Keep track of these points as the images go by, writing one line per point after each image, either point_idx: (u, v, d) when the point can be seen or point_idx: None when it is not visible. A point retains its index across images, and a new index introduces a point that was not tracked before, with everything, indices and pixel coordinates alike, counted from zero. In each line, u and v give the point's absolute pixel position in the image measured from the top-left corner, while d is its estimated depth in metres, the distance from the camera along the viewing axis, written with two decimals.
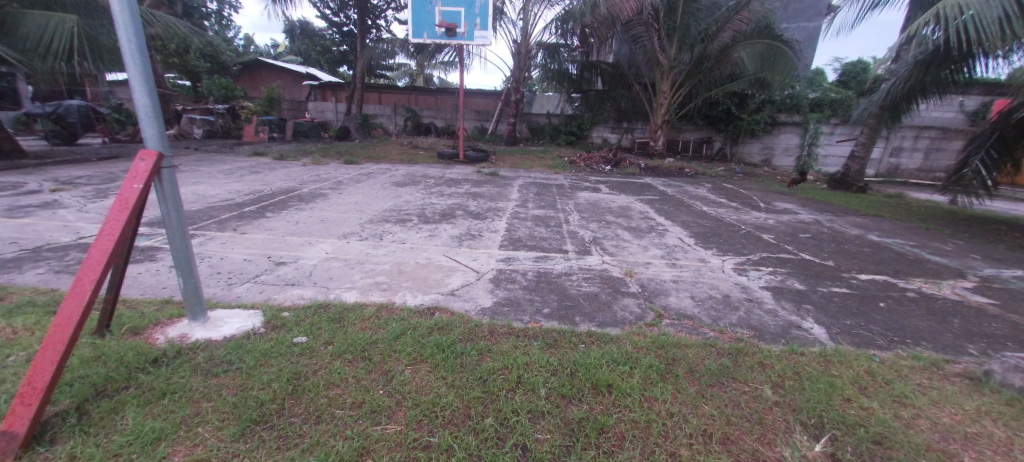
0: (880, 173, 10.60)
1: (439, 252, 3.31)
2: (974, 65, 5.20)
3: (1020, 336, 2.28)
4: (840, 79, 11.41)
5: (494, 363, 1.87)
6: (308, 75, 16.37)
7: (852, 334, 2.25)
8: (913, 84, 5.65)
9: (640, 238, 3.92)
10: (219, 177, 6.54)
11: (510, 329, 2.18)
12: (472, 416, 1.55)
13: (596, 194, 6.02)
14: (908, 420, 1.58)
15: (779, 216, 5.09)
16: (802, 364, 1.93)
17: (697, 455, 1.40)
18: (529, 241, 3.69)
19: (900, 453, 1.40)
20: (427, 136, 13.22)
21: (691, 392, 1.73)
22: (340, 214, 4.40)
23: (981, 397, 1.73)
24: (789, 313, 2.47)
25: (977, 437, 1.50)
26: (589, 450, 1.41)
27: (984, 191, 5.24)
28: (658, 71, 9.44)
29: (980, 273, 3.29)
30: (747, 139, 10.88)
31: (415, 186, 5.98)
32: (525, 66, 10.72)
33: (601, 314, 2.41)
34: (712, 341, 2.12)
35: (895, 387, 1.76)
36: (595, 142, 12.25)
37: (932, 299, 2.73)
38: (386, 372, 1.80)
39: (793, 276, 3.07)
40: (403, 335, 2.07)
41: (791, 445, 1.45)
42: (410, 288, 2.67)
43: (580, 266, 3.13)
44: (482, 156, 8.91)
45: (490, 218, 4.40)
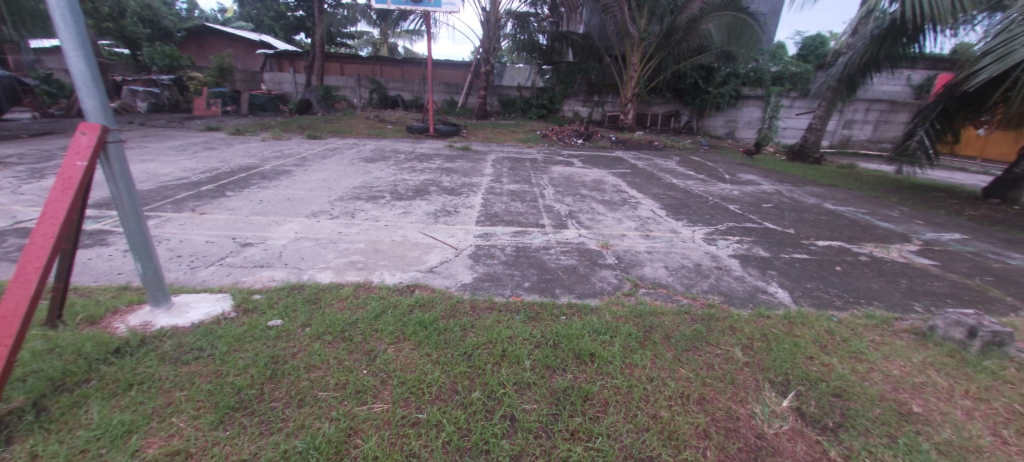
0: (835, 145, 11.16)
1: (415, 229, 3.23)
2: (924, 41, 5.44)
3: (957, 293, 2.52)
4: (800, 54, 11.79)
5: (477, 338, 1.88)
6: (261, 43, 15.19)
7: (812, 296, 2.41)
8: (869, 58, 5.85)
9: (614, 211, 3.97)
10: (171, 153, 6.06)
11: (491, 303, 2.18)
12: (460, 391, 1.56)
13: (569, 168, 6.02)
14: (864, 374, 1.73)
15: (743, 187, 5.29)
16: (768, 326, 2.06)
17: (676, 415, 1.50)
18: (505, 216, 3.65)
19: (855, 404, 1.56)
20: (394, 109, 12.73)
21: (669, 357, 1.82)
22: (307, 191, 4.20)
23: (927, 350, 1.91)
24: (756, 279, 2.61)
25: (923, 386, 1.67)
26: (576, 416, 1.47)
27: (927, 161, 5.50)
28: (628, 43, 9.36)
29: (923, 237, 3.57)
30: (714, 113, 11.15)
31: (385, 162, 5.76)
32: (495, 36, 10.38)
33: (580, 286, 2.45)
34: (686, 308, 2.22)
35: (852, 344, 1.92)
36: (566, 116, 12.16)
37: (882, 261, 2.96)
38: (368, 351, 1.77)
39: (758, 244, 3.22)
40: (383, 314, 2.03)
41: (761, 402, 1.57)
42: (387, 266, 2.59)
43: (558, 240, 3.15)
44: (453, 130, 8.65)
45: (465, 194, 4.31)
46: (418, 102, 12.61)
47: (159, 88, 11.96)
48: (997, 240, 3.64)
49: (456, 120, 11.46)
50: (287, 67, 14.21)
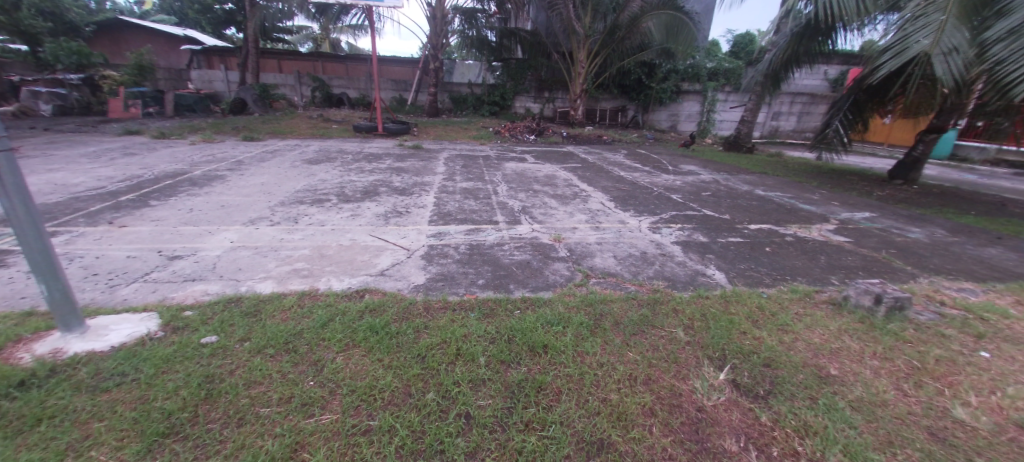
0: (765, 135, 12.10)
1: (364, 232, 3.12)
2: (836, 38, 6.02)
3: (865, 265, 2.84)
4: (732, 51, 12.65)
5: (431, 339, 1.85)
6: (186, 38, 13.96)
7: (745, 276, 2.61)
8: (790, 55, 6.31)
9: (566, 205, 4.05)
10: (82, 161, 5.43)
11: (445, 303, 2.16)
12: (413, 394, 1.53)
13: (522, 164, 6.07)
14: (789, 343, 1.90)
15: (684, 177, 5.61)
16: (707, 306, 2.21)
17: (624, 397, 1.57)
18: (458, 215, 3.62)
19: (783, 371, 1.71)
20: (340, 108, 12.19)
21: (618, 342, 1.90)
22: (244, 197, 3.92)
23: (842, 318, 2.13)
24: (696, 263, 2.78)
25: (839, 351, 1.86)
26: (530, 408, 1.50)
27: (841, 147, 6.03)
28: (574, 40, 9.56)
29: (839, 217, 3.97)
30: (657, 108, 11.70)
31: (331, 163, 5.50)
32: (442, 32, 10.19)
33: (533, 279, 2.49)
34: (633, 294, 2.32)
35: (780, 317, 2.10)
36: (519, 112, 12.24)
37: (804, 241, 3.26)
38: (315, 362, 1.69)
39: (698, 230, 3.43)
40: (331, 322, 1.95)
41: (701, 377, 1.69)
42: (334, 271, 2.48)
43: (512, 236, 3.17)
44: (403, 128, 8.44)
45: (417, 194, 4.22)
46: (364, 100, 12.19)
47: (65, 89, 10.66)
48: (898, 216, 4.13)
49: (406, 118, 11.17)
50: (218, 64, 13.16)
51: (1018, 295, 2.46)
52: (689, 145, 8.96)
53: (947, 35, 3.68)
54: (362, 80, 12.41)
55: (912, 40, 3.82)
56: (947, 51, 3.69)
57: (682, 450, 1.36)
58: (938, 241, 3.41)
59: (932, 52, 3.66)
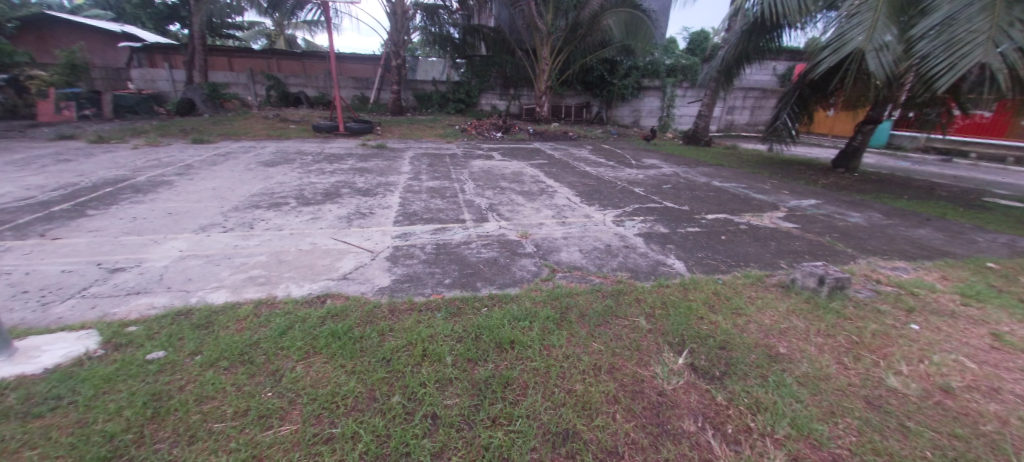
0: (722, 129, 12.64)
1: (325, 236, 3.02)
2: (783, 35, 6.34)
3: (811, 249, 3.03)
4: (689, 48, 13.12)
5: (396, 341, 1.81)
6: (125, 34, 12.98)
7: (703, 264, 2.72)
8: (741, 51, 6.60)
9: (533, 201, 4.08)
10: (5, 170, 4.95)
11: (411, 304, 2.12)
12: (378, 398, 1.50)
13: (489, 162, 6.05)
14: (743, 326, 2.01)
15: (647, 171, 5.77)
16: (667, 294, 2.29)
17: (589, 387, 1.61)
18: (424, 214, 3.58)
19: (737, 353, 1.81)
20: (298, 108, 11.72)
21: (583, 334, 1.94)
22: (194, 203, 3.70)
23: (790, 299, 2.27)
24: (657, 253, 2.87)
25: (788, 330, 1.98)
26: (497, 404, 1.50)
27: (790, 138, 6.42)
28: (538, 37, 9.60)
29: (788, 205, 4.20)
30: (620, 104, 11.98)
31: (289, 165, 5.28)
32: (403, 28, 9.99)
33: (500, 276, 2.49)
34: (598, 286, 2.37)
35: (734, 302, 2.21)
36: (485, 110, 12.19)
37: (757, 228, 3.43)
38: (274, 372, 1.62)
39: (659, 222, 3.54)
40: (290, 330, 1.87)
41: (662, 363, 1.76)
42: (294, 277, 2.39)
43: (479, 234, 3.16)
44: (365, 128, 8.23)
45: (381, 194, 4.13)
46: (324, 99, 11.81)
47: None
48: (842, 203, 4.43)
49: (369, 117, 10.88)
50: (161, 63, 12.32)
51: (942, 271, 2.70)
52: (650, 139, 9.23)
53: (878, 32, 3.98)
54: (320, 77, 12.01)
55: (848, 37, 4.09)
56: (878, 48, 3.97)
57: (644, 434, 1.41)
58: (875, 224, 3.69)
59: (866, 48, 3.94)
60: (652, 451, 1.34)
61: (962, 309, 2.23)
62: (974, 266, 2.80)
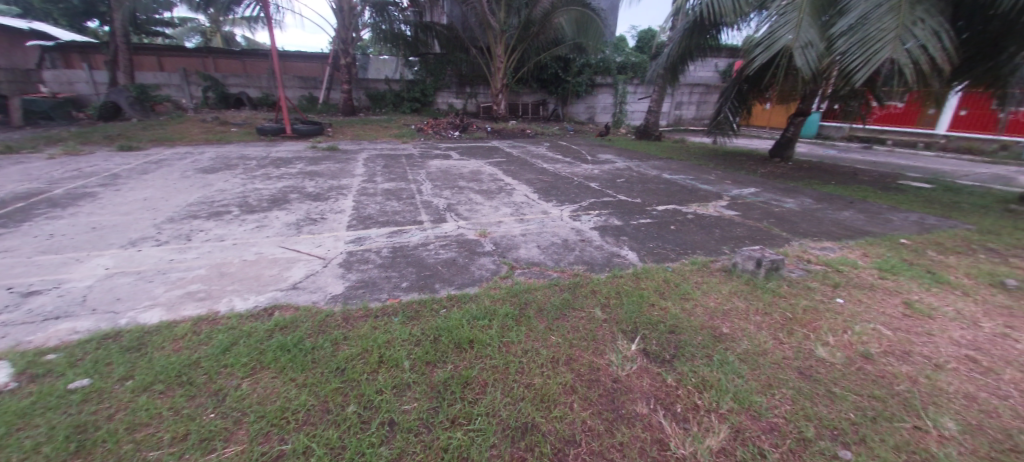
0: (671, 123, 13.22)
1: (272, 244, 2.88)
2: (721, 33, 6.70)
3: (750, 234, 3.25)
4: (638, 45, 13.63)
5: (351, 350, 1.76)
6: (33, 31, 11.65)
7: (654, 253, 2.85)
8: (685, 49, 6.92)
9: (491, 200, 4.09)
10: None
11: (366, 311, 2.07)
12: (331, 410, 1.45)
13: (447, 161, 5.98)
14: (690, 309, 2.13)
15: (602, 166, 5.93)
16: (621, 284, 2.38)
17: (547, 380, 1.64)
18: (380, 217, 3.49)
19: (685, 336, 1.91)
20: (240, 109, 11.05)
21: (541, 328, 1.97)
22: (122, 216, 3.40)
23: (732, 282, 2.42)
24: (612, 245, 2.97)
25: (731, 311, 2.12)
26: (456, 404, 1.49)
27: (732, 131, 6.84)
28: (491, 35, 9.59)
29: (730, 194, 4.48)
30: (575, 101, 12.26)
31: (231, 171, 4.97)
32: (351, 25, 9.86)
33: (459, 276, 2.48)
34: (556, 280, 2.42)
35: (682, 287, 2.33)
36: (442, 108, 12.04)
37: (702, 217, 3.63)
38: (216, 391, 1.52)
39: (613, 215, 3.67)
40: (234, 346, 1.76)
41: (616, 351, 1.83)
42: (237, 290, 2.26)
43: (437, 235, 3.12)
44: (315, 129, 7.89)
45: (333, 198, 3.98)
46: (267, 100, 11.27)
47: None
48: (779, 190, 4.77)
49: (319, 118, 10.43)
50: (79, 63, 11.17)
51: (863, 249, 2.98)
52: (604, 135, 9.51)
53: (803, 32, 4.31)
54: (263, 77, 11.45)
55: (777, 36, 4.41)
56: (804, 45, 4.29)
57: (600, 420, 1.46)
58: (807, 209, 4.00)
59: (793, 47, 4.27)
60: (607, 436, 1.39)
61: (879, 282, 2.48)
62: (890, 243, 3.11)
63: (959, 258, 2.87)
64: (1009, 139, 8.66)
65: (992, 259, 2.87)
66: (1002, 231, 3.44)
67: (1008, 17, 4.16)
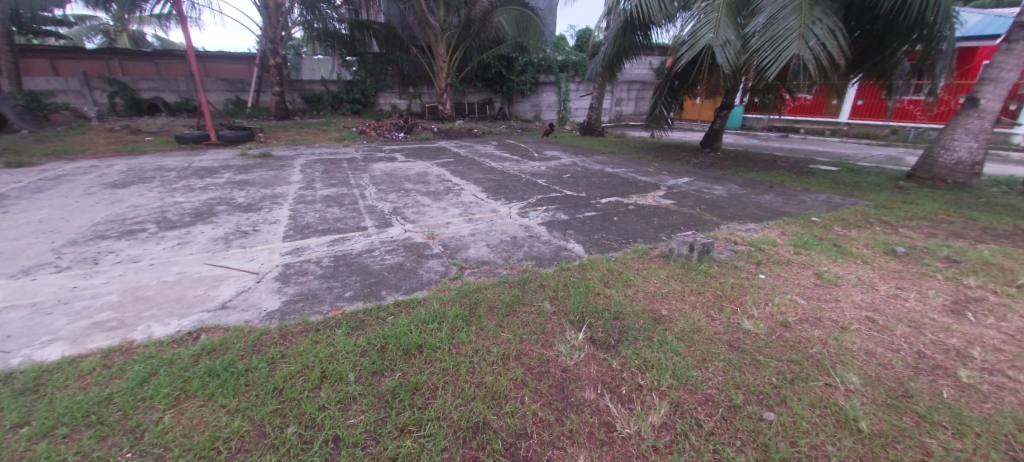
0: (613, 119, 13.76)
1: (197, 262, 2.64)
2: (651, 33, 7.06)
3: (685, 221, 3.46)
4: (578, 44, 14.05)
5: (290, 367, 1.66)
6: None
7: (599, 244, 2.95)
8: (620, 48, 7.22)
9: (439, 201, 4.03)
10: None
11: (306, 325, 1.96)
12: (270, 433, 1.35)
13: (391, 164, 5.81)
14: (632, 295, 2.23)
15: (548, 163, 6.04)
16: (568, 276, 2.45)
17: (498, 377, 1.65)
18: (320, 226, 3.33)
19: (628, 321, 2.00)
20: (156, 116, 10.04)
21: (491, 326, 1.98)
22: (9, 241, 2.95)
23: (670, 266, 2.57)
24: (559, 240, 3.04)
25: (669, 294, 2.25)
26: (404, 412, 1.45)
27: (667, 125, 7.24)
28: (431, 34, 9.45)
29: (667, 184, 4.74)
30: (521, 100, 12.42)
31: (145, 184, 4.49)
32: (279, 23, 9.34)
33: (407, 281, 2.43)
34: (505, 278, 2.44)
35: (624, 275, 2.44)
36: (384, 110, 11.70)
37: (642, 208, 3.82)
38: (133, 428, 1.36)
39: (560, 209, 3.76)
40: (154, 376, 1.59)
41: (564, 341, 1.88)
42: (156, 315, 2.05)
43: (382, 240, 3.03)
44: (243, 135, 7.35)
45: (266, 208, 3.73)
46: (188, 105, 10.36)
47: None
48: (710, 178, 5.12)
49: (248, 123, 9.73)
50: None
51: (781, 228, 3.29)
52: (550, 132, 9.71)
53: (721, 31, 4.66)
54: (180, 80, 10.47)
55: (700, 35, 4.72)
56: (724, 43, 4.63)
57: (550, 410, 1.49)
58: (733, 194, 4.34)
59: (714, 45, 4.60)
60: (558, 425, 1.42)
61: (795, 257, 2.75)
62: (803, 221, 3.45)
63: (859, 231, 3.25)
64: (897, 124, 9.84)
65: (885, 230, 3.27)
66: (893, 205, 3.94)
67: (888, 18, 4.75)
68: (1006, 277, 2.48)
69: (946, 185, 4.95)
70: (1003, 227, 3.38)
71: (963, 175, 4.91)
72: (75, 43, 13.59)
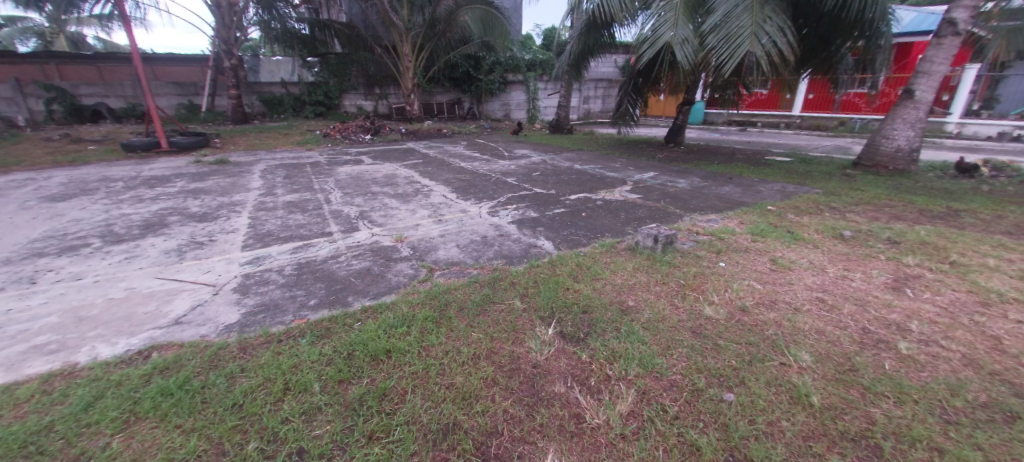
0: (581, 117, 13.97)
1: (149, 277, 2.50)
2: (614, 32, 7.20)
3: (650, 214, 3.56)
4: (544, 43, 14.16)
5: (251, 381, 1.60)
6: None
7: (568, 240, 2.99)
8: (584, 47, 7.33)
9: (408, 203, 3.98)
10: None
11: (267, 337, 1.89)
12: (229, 450, 1.30)
13: (358, 167, 5.68)
14: (600, 288, 2.28)
15: (518, 161, 6.06)
16: (538, 273, 2.47)
17: (468, 377, 1.65)
18: (282, 233, 3.22)
19: (596, 314, 2.05)
20: (100, 124, 9.43)
21: (462, 326, 1.98)
22: None
23: (636, 258, 2.65)
24: (529, 237, 3.06)
25: (635, 285, 2.31)
26: (372, 419, 1.43)
27: (633, 121, 7.41)
28: (395, 33, 9.28)
29: (634, 179, 4.85)
30: (490, 99, 12.41)
31: (88, 196, 4.21)
32: (233, 23, 8.96)
33: (374, 286, 2.38)
34: (475, 277, 2.44)
35: (593, 269, 2.49)
36: (350, 111, 11.42)
37: (610, 203, 3.90)
38: (78, 456, 1.27)
39: (530, 207, 3.78)
40: (102, 399, 1.50)
41: (535, 338, 1.89)
42: (102, 336, 1.92)
43: (348, 245, 2.96)
44: (198, 141, 6.99)
45: (224, 217, 3.57)
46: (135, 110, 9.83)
47: None
48: (674, 172, 5.29)
49: (203, 128, 9.26)
50: None
51: (739, 218, 3.43)
52: (519, 131, 9.75)
53: (679, 29, 4.81)
54: (125, 84, 9.86)
55: (660, 33, 4.86)
56: (682, 41, 4.78)
57: (521, 407, 1.51)
58: (696, 187, 4.50)
59: (673, 43, 4.74)
60: (528, 421, 1.44)
61: (752, 244, 2.88)
62: (760, 210, 3.62)
63: (811, 218, 3.43)
64: (844, 116, 10.44)
65: (834, 216, 3.47)
66: (841, 192, 4.19)
67: (832, 16, 5.04)
68: (939, 255, 2.68)
69: (888, 172, 5.31)
70: (937, 209, 3.66)
71: (902, 162, 5.28)
72: (2, 47, 12.52)
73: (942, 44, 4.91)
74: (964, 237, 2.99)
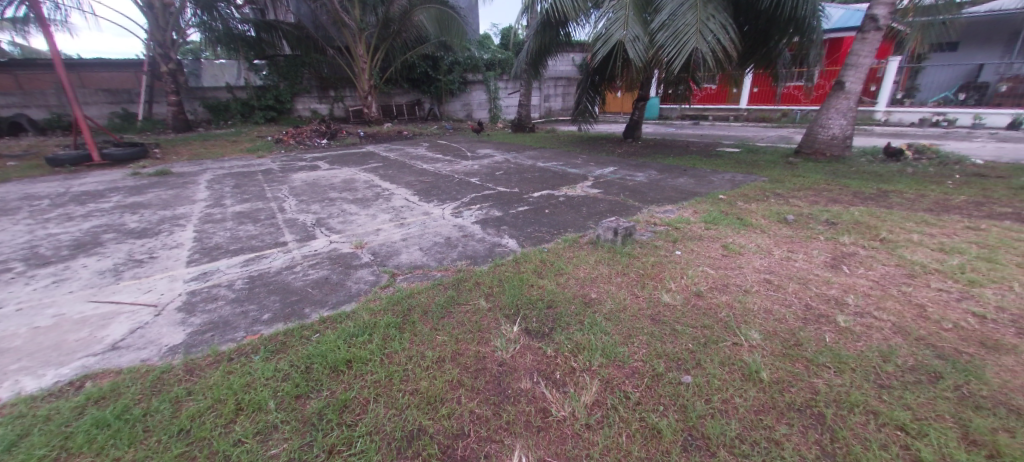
0: (544, 115, 14.13)
1: (81, 300, 2.30)
2: (570, 30, 7.32)
3: (609, 208, 3.66)
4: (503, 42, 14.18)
5: (200, 404, 1.51)
6: None
7: (531, 238, 3.02)
8: (542, 45, 7.40)
9: (368, 208, 3.88)
10: None
11: (217, 356, 1.79)
12: None
13: (314, 173, 5.48)
14: (563, 283, 2.32)
15: (480, 161, 6.05)
16: (502, 271, 2.48)
17: (433, 381, 1.63)
18: (232, 245, 3.05)
19: (560, 308, 2.08)
20: (21, 137, 8.61)
21: (426, 330, 1.95)
22: None
23: (598, 251, 2.71)
24: (493, 236, 3.07)
25: (598, 278, 2.36)
26: (333, 432, 1.39)
27: (592, 118, 7.56)
28: (348, 34, 9.01)
29: (595, 174, 4.97)
30: (451, 99, 12.30)
31: (6, 216, 3.83)
32: (168, 25, 8.39)
33: (333, 295, 2.31)
34: (439, 280, 2.42)
35: (556, 265, 2.52)
36: (304, 115, 10.97)
37: (571, 199, 3.96)
38: None
39: (494, 206, 3.78)
40: (25, 438, 1.36)
41: (500, 336, 1.90)
42: (26, 368, 1.75)
43: (305, 255, 2.85)
44: (135, 152, 6.51)
45: (166, 232, 3.35)
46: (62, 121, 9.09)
47: None
48: (633, 166, 5.45)
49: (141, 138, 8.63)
50: None
51: (694, 207, 3.58)
52: (481, 130, 9.74)
53: (630, 28, 4.95)
54: (49, 93, 9.04)
55: (612, 32, 4.98)
56: (634, 38, 4.92)
57: (487, 406, 1.51)
58: (653, 180, 4.66)
59: (625, 41, 4.87)
60: (495, 419, 1.44)
61: (705, 232, 3.02)
62: (712, 200, 3.79)
63: (757, 204, 3.64)
64: (787, 107, 11.13)
65: (778, 202, 3.70)
66: (785, 179, 4.47)
67: (769, 14, 5.37)
68: (870, 233, 2.91)
69: (826, 158, 5.72)
70: (869, 191, 3.98)
71: (837, 148, 5.70)
72: None
73: (867, 39, 5.31)
74: (892, 215, 3.27)
